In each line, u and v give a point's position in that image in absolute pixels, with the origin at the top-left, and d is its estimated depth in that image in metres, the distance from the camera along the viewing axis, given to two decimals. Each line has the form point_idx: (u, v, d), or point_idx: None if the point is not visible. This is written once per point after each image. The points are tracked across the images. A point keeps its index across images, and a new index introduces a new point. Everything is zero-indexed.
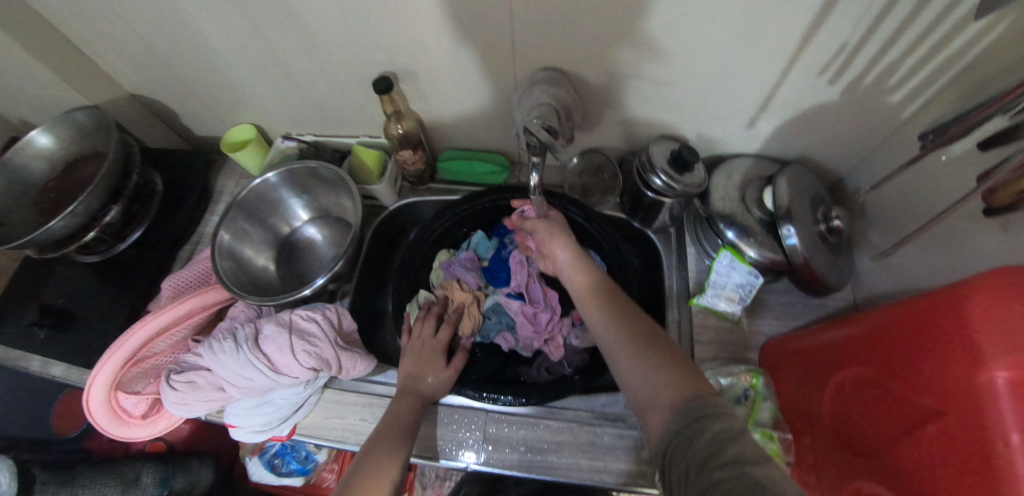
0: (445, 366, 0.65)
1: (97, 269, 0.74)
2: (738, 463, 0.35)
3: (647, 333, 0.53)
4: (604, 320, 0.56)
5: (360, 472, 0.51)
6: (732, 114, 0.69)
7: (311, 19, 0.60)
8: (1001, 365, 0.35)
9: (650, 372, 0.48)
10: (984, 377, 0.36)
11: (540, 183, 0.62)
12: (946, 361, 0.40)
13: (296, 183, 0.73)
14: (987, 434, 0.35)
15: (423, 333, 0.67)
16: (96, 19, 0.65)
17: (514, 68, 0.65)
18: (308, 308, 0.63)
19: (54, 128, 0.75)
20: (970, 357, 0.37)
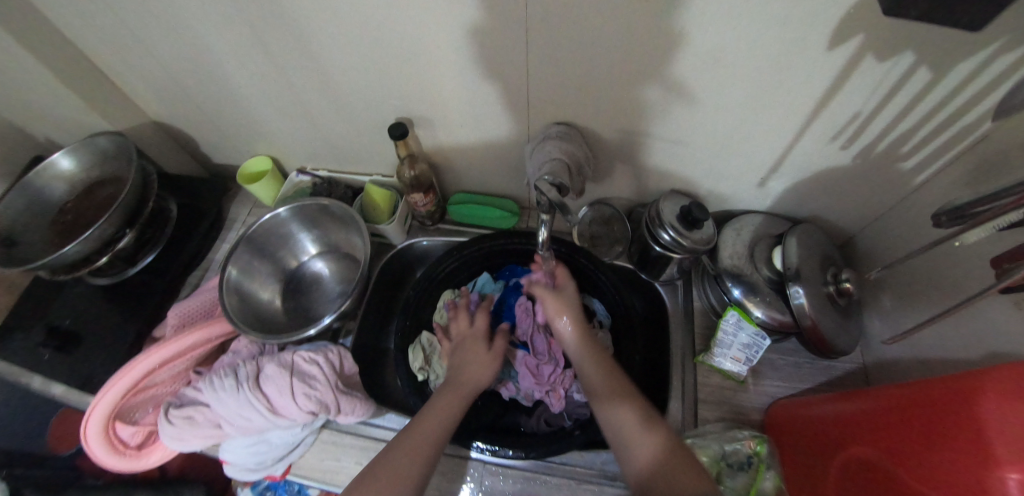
0: (487, 351, 0.67)
1: (106, 291, 0.75)
2: None
3: (660, 424, 0.56)
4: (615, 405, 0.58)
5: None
6: (743, 174, 0.69)
7: (331, 63, 0.62)
8: (1013, 466, 0.34)
9: (666, 474, 0.51)
10: (995, 475, 0.35)
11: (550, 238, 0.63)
12: (955, 452, 0.39)
13: (308, 219, 0.74)
14: None
15: (460, 325, 0.70)
16: (126, 52, 0.67)
17: (528, 120, 0.66)
18: (311, 349, 0.63)
19: (76, 152, 0.76)
20: (980, 452, 0.37)
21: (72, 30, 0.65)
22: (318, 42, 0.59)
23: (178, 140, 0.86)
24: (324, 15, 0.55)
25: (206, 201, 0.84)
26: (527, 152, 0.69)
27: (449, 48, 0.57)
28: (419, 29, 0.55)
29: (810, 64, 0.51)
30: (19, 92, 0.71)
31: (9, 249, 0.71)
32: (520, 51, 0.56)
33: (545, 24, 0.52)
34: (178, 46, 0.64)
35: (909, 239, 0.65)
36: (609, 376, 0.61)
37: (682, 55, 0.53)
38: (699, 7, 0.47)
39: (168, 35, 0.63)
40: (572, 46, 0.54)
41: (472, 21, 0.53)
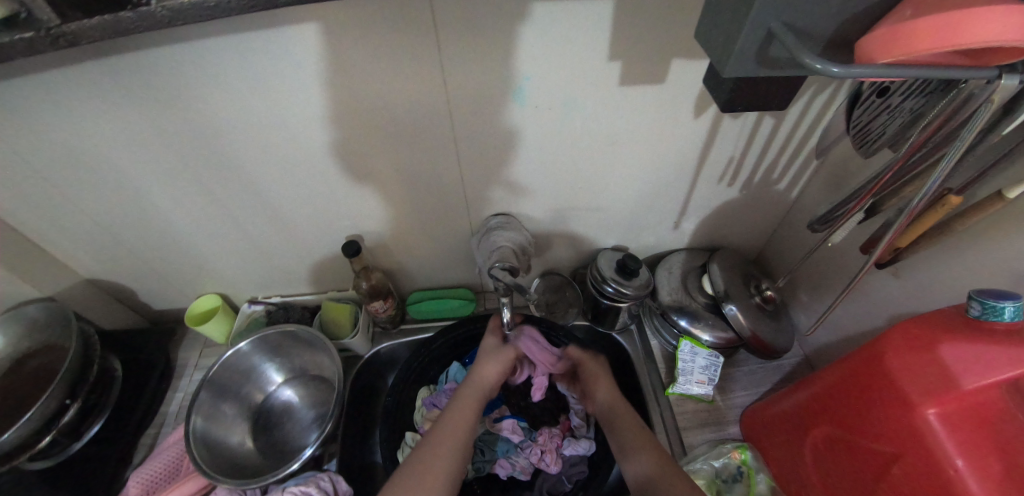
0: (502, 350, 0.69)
1: (47, 476, 0.68)
2: None
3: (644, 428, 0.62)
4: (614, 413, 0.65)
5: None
6: (660, 221, 0.79)
7: (276, 194, 0.67)
8: (929, 405, 0.44)
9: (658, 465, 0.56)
10: (919, 415, 0.45)
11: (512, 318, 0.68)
12: (886, 409, 0.48)
13: (271, 348, 0.73)
14: (939, 466, 0.43)
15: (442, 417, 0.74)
16: (59, 218, 0.67)
17: (470, 214, 0.72)
18: (299, 482, 0.62)
19: (1, 326, 0.72)
20: (902, 401, 0.47)
21: (1, 208, 0.65)
22: (263, 177, 0.64)
23: (116, 295, 0.83)
24: (266, 152, 0.61)
25: (153, 353, 0.80)
26: (473, 243, 0.75)
27: (390, 165, 0.64)
28: (357, 153, 0.62)
29: (685, 130, 0.64)
30: None
31: None
32: (454, 158, 0.64)
33: (471, 134, 0.61)
34: (121, 202, 0.66)
35: (803, 245, 0.78)
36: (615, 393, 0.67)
37: (584, 142, 0.64)
38: (590, 105, 0.59)
39: (108, 194, 0.65)
40: (497, 150, 0.63)
41: (405, 142, 0.61)
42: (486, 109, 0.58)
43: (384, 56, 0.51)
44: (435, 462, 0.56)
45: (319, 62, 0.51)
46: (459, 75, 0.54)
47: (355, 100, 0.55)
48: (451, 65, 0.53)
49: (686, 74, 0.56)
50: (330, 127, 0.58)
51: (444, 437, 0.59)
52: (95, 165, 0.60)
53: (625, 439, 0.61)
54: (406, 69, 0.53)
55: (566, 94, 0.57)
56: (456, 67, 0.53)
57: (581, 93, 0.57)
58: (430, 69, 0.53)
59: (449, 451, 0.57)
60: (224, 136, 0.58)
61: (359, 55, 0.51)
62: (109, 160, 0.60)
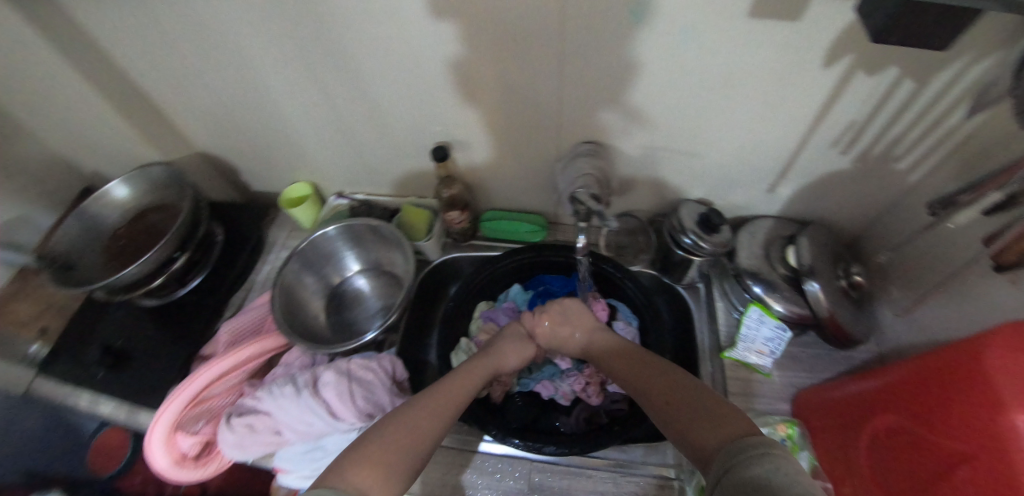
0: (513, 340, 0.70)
1: (159, 311, 0.79)
2: (743, 468, 0.38)
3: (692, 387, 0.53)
4: (655, 377, 0.56)
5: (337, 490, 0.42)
6: (755, 181, 0.75)
7: (378, 90, 0.69)
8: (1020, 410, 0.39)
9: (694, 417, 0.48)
10: (1006, 419, 0.40)
11: (585, 247, 0.69)
12: (971, 409, 0.43)
13: (352, 237, 0.78)
14: (1013, 479, 0.38)
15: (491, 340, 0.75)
16: (185, 88, 0.74)
17: (559, 139, 0.71)
18: (363, 357, 0.68)
19: (130, 180, 0.81)
20: (992, 401, 0.41)
21: (138, 73, 0.72)
22: (368, 72, 0.66)
23: (224, 172, 0.91)
24: (375, 47, 0.62)
25: (248, 226, 0.88)
26: (557, 168, 0.73)
27: (488, 76, 0.64)
28: (456, 58, 0.62)
29: (806, 78, 0.58)
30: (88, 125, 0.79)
31: (67, 273, 0.75)
32: (553, 78, 0.63)
33: (575, 52, 0.59)
34: (237, 79, 0.71)
35: (910, 231, 0.70)
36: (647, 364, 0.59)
37: (689, 77, 0.60)
38: (709, 35, 0.55)
39: (226, 71, 0.69)
40: (597, 74, 0.61)
41: (506, 52, 0.60)
42: (598, 26, 0.55)
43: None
44: (418, 417, 0.53)
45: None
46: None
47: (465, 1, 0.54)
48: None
49: (828, 12, 0.50)
50: (437, 26, 0.58)
51: (439, 399, 0.56)
52: (218, 41, 0.64)
53: (670, 412, 0.51)
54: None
55: (688, 19, 0.53)
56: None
57: (702, 19, 0.53)
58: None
59: (439, 413, 0.54)
60: (339, 27, 0.60)
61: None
62: (232, 39, 0.64)
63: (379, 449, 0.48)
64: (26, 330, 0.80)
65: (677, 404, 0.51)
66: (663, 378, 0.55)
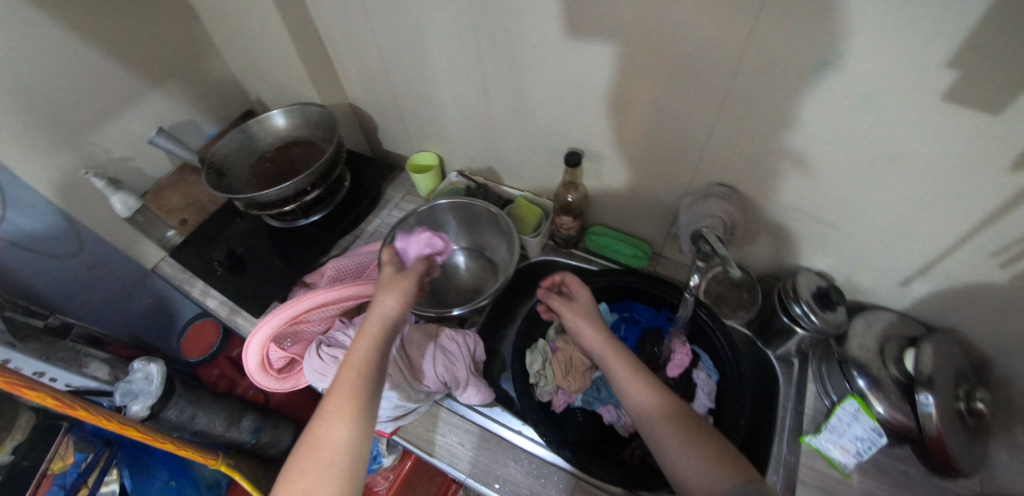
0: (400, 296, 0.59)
1: (281, 233, 0.88)
2: None
3: (699, 431, 0.51)
4: (659, 411, 0.54)
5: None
6: (888, 269, 0.70)
7: (531, 87, 0.72)
8: None
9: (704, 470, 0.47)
10: None
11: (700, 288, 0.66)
12: None
13: (467, 216, 0.83)
14: None
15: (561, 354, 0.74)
16: (358, 45, 0.82)
17: (691, 176, 0.70)
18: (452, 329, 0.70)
19: (289, 114, 0.91)
20: None
21: (324, 23, 0.81)
22: (529, 67, 0.69)
23: (360, 122, 1.00)
24: (543, 46, 0.65)
25: (372, 179, 0.95)
26: (683, 204, 0.72)
27: (637, 98, 0.64)
28: (613, 73, 0.63)
29: (986, 182, 0.52)
30: (267, 57, 0.88)
31: (218, 179, 0.84)
32: (706, 115, 0.61)
33: (736, 95, 0.57)
34: (406, 48, 0.77)
35: None
36: (651, 390, 0.56)
37: (849, 149, 0.56)
38: (893, 109, 0.50)
39: (399, 38, 0.76)
40: (749, 122, 0.59)
41: (667, 79, 0.60)
42: (771, 73, 0.53)
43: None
44: (336, 420, 0.47)
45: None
46: (768, 31, 0.50)
47: (644, 19, 0.55)
48: (766, 18, 0.49)
49: None
50: (610, 40, 0.59)
51: (337, 395, 0.49)
52: (403, 12, 0.71)
53: (679, 457, 0.50)
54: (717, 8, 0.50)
55: (873, 88, 0.49)
56: (769, 22, 0.49)
57: (892, 91, 0.49)
58: (744, 18, 0.50)
59: (344, 422, 0.47)
60: (520, 20, 0.63)
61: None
62: (413, 12, 0.70)
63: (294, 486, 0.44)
64: (171, 216, 0.90)
65: (687, 451, 0.50)
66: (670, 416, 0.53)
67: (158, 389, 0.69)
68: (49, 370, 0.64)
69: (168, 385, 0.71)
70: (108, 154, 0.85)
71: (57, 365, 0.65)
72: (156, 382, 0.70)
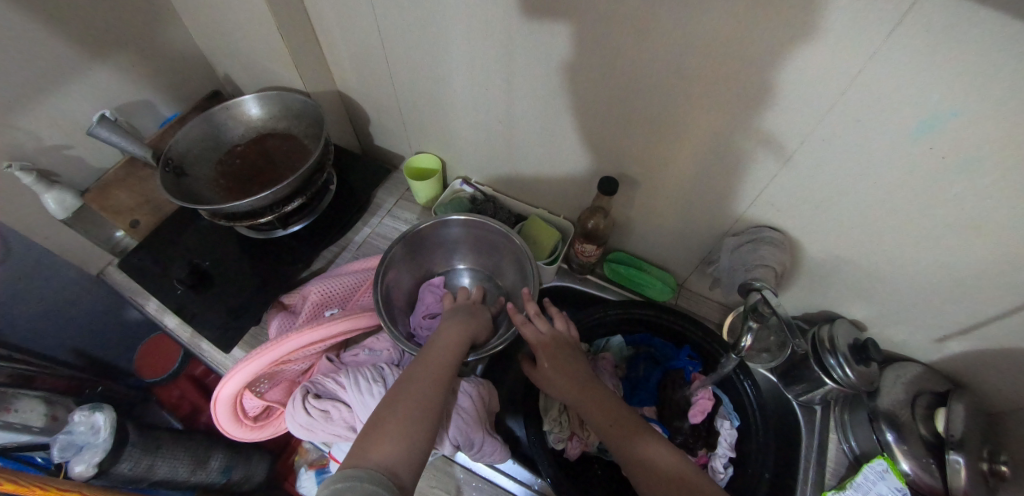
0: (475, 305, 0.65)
1: (255, 244, 0.75)
2: None
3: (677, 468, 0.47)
4: (627, 446, 0.49)
5: (367, 470, 0.40)
6: (925, 326, 0.65)
7: (562, 96, 0.61)
8: None
9: None
10: None
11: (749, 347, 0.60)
12: None
13: (476, 238, 0.72)
14: None
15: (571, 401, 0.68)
16: (353, 25, 0.68)
17: (735, 211, 0.62)
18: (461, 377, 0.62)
19: (266, 100, 0.76)
20: None
21: None
22: (566, 79, 0.59)
23: (350, 113, 0.88)
24: (583, 53, 0.54)
25: (362, 182, 0.83)
26: (726, 245, 0.66)
27: (689, 122, 0.55)
28: (667, 92, 0.53)
29: None
30: (241, 32, 0.73)
31: (178, 179, 0.70)
32: (768, 156, 0.53)
33: (810, 140, 0.49)
34: (414, 32, 0.64)
35: None
36: (619, 423, 0.52)
37: (927, 206, 0.49)
38: (996, 178, 0.43)
39: (405, 21, 0.63)
40: (819, 169, 0.52)
41: (732, 113, 0.51)
42: (860, 123, 0.45)
43: (807, 20, 0.40)
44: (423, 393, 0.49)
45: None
46: (871, 78, 0.41)
47: (718, 46, 0.46)
48: (874, 64, 0.40)
49: None
50: (670, 55, 0.49)
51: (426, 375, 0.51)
52: None
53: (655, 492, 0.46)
54: (816, 44, 0.41)
55: (981, 149, 0.41)
56: (877, 68, 0.41)
57: (1001, 158, 0.41)
58: (845, 61, 0.41)
59: (428, 395, 0.49)
60: (564, 24, 0.52)
61: (785, 4, 0.40)
62: None
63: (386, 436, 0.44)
64: (118, 219, 0.75)
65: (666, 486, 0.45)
66: (644, 450, 0.49)
67: (108, 441, 0.63)
68: None
69: (119, 434, 0.65)
70: (37, 141, 0.69)
71: None
72: (105, 433, 0.63)
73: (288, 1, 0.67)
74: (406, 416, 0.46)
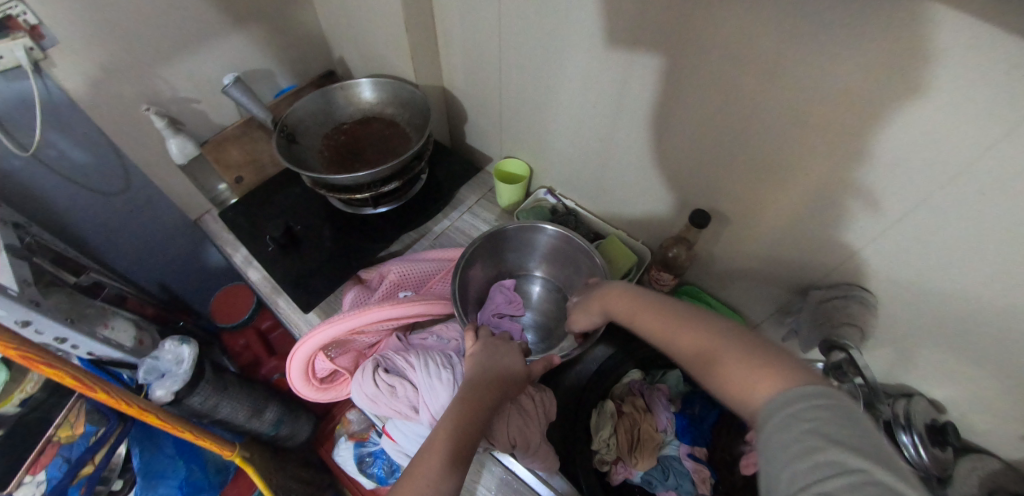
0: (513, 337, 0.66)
1: (344, 217, 0.80)
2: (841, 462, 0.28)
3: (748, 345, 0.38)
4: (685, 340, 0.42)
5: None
6: (1015, 422, 0.60)
7: (665, 128, 0.63)
8: None
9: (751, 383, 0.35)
10: None
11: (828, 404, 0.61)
12: None
13: (555, 247, 0.73)
14: None
15: (625, 423, 0.67)
16: (474, 29, 0.72)
17: (827, 267, 0.61)
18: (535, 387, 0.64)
19: (379, 86, 0.81)
20: None
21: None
22: (676, 112, 0.60)
23: (449, 109, 0.92)
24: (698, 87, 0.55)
25: (450, 176, 0.87)
26: (811, 297, 0.64)
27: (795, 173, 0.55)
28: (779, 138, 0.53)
29: None
30: (368, 21, 0.78)
31: (289, 144, 0.75)
32: (869, 223, 0.52)
33: (922, 214, 0.47)
34: (529, 41, 0.67)
35: None
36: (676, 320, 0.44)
37: None
38: None
39: (525, 32, 0.66)
40: (925, 242, 0.49)
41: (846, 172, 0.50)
42: (984, 199, 0.42)
43: (943, 95, 0.39)
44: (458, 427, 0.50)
45: (866, 59, 0.41)
46: (1003, 158, 0.39)
47: (843, 110, 0.45)
48: (1008, 143, 0.38)
49: None
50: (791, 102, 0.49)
51: (461, 406, 0.52)
52: (541, 5, 0.61)
53: (714, 379, 0.38)
54: (944, 117, 0.40)
55: None
56: (1010, 148, 0.38)
57: None
58: (975, 137, 0.40)
59: (465, 426, 0.50)
60: (686, 61, 0.54)
61: (922, 76, 0.39)
62: (555, 8, 0.60)
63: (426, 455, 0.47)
64: (227, 173, 0.82)
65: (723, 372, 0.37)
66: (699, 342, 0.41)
67: (186, 374, 0.67)
68: (69, 336, 0.60)
69: (197, 370, 0.69)
70: (174, 92, 0.76)
71: (83, 334, 0.62)
72: (186, 365, 0.68)
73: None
74: (444, 448, 0.48)
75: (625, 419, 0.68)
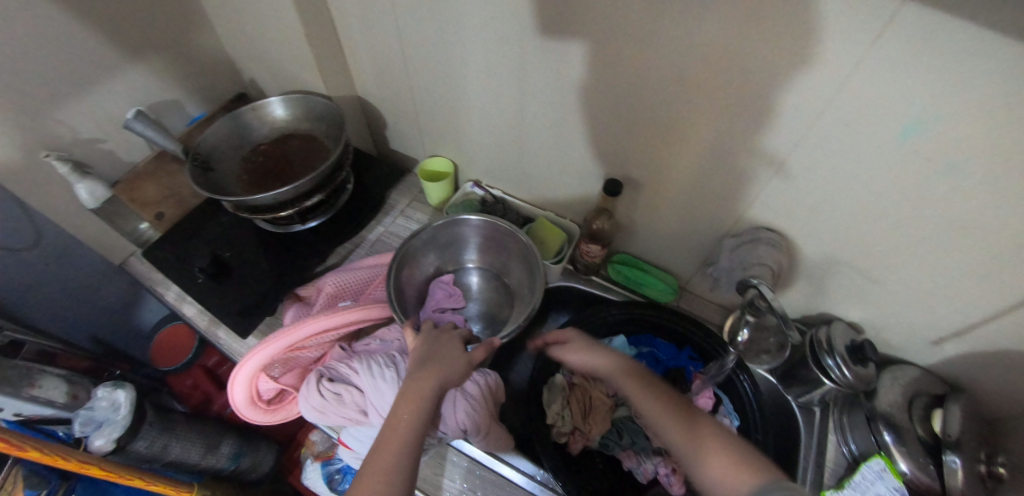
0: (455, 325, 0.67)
1: (274, 237, 0.79)
2: None
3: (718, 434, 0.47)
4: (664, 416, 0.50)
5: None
6: (920, 329, 0.66)
7: (568, 105, 0.65)
8: None
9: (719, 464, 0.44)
10: None
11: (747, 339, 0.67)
12: None
13: (485, 235, 0.75)
14: None
15: (576, 395, 0.70)
16: (374, 34, 0.73)
17: (734, 214, 0.65)
18: (481, 371, 0.65)
19: (291, 103, 0.81)
20: None
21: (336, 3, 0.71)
22: (573, 89, 0.62)
23: (368, 117, 0.92)
24: (586, 62, 0.58)
25: (377, 183, 0.87)
26: (726, 245, 0.68)
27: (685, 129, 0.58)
28: (665, 99, 0.56)
29: None
30: (270, 39, 0.78)
31: (204, 172, 0.74)
32: (753, 164, 0.57)
33: (798, 149, 0.52)
34: (428, 39, 0.68)
35: None
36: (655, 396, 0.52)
37: (911, 207, 0.51)
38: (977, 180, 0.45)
39: (422, 30, 0.67)
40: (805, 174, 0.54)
41: (727, 121, 0.54)
42: (849, 129, 0.48)
43: (787, 40, 0.43)
44: (406, 422, 0.50)
45: (724, 12, 0.45)
46: (860, 86, 0.44)
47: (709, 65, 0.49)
48: (862, 71, 0.43)
49: None
50: (666, 64, 0.53)
51: (408, 398, 0.52)
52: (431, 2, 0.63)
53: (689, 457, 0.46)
54: (804, 59, 0.45)
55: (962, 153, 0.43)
56: (864, 76, 0.43)
57: (981, 158, 0.43)
58: (827, 74, 0.44)
59: (412, 419, 0.50)
60: (570, 39, 0.57)
61: (768, 23, 0.43)
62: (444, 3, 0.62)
63: (376, 456, 0.47)
64: (145, 210, 0.79)
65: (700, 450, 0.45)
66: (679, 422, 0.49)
67: (126, 419, 0.65)
68: None
69: (137, 414, 0.66)
70: (74, 134, 0.73)
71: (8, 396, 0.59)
72: (124, 410, 0.65)
73: (316, 11, 0.71)
74: (393, 444, 0.48)
75: (576, 390, 0.70)
